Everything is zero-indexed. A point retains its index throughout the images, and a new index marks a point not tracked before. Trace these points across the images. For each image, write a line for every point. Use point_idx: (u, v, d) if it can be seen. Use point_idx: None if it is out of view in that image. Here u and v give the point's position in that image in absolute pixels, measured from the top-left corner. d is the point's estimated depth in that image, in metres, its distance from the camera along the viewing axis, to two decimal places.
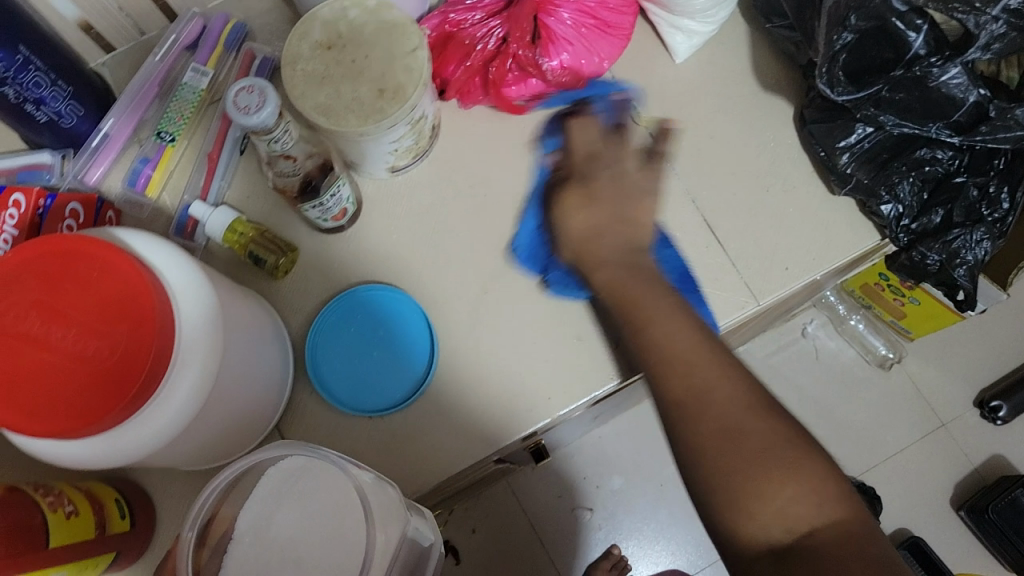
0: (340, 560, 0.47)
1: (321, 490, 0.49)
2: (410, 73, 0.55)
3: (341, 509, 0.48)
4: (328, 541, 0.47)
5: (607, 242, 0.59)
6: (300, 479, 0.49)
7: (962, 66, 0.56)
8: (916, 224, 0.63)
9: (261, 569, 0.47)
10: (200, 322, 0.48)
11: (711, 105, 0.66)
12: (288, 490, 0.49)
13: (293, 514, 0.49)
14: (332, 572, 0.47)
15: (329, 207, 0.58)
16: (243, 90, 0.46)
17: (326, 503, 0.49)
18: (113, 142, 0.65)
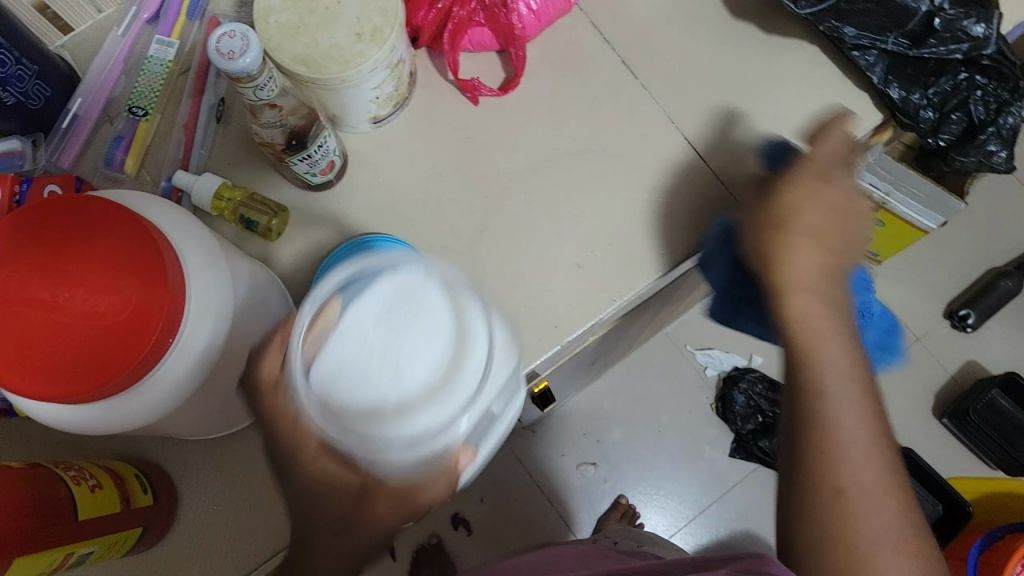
0: (445, 388, 0.43)
1: (425, 307, 0.45)
2: (386, 15, 0.55)
3: (449, 338, 0.44)
4: (438, 359, 0.44)
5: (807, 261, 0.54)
6: (415, 297, 0.45)
7: None
8: (945, 133, 0.69)
9: (365, 367, 0.43)
10: (205, 274, 0.48)
11: (679, 27, 0.67)
12: (402, 303, 0.45)
13: (407, 333, 0.44)
14: (437, 394, 0.42)
15: (317, 158, 0.58)
16: (225, 36, 0.46)
17: (441, 330, 0.44)
18: (84, 123, 0.64)
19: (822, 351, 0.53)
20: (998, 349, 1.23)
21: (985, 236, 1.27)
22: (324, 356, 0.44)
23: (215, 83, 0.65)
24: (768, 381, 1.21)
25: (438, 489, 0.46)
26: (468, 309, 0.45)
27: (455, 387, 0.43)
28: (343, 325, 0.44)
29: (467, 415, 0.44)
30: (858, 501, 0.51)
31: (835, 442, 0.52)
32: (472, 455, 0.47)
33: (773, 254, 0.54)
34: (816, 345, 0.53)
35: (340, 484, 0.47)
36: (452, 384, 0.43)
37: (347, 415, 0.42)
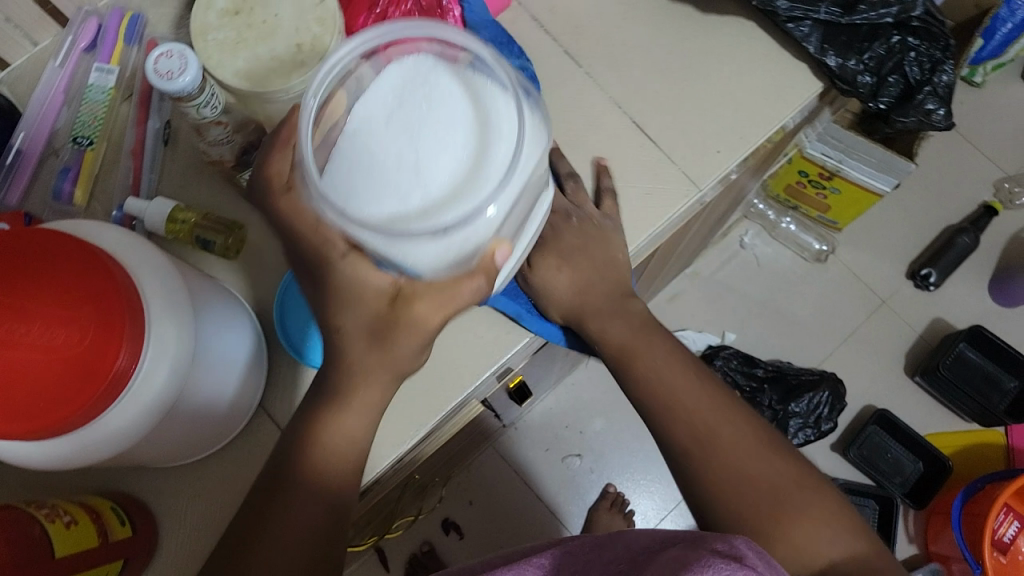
0: (462, 127, 0.43)
1: (440, 92, 0.43)
2: (323, 24, 0.55)
3: (462, 121, 0.43)
4: (450, 140, 0.42)
5: (597, 291, 0.62)
6: (424, 79, 0.44)
7: None
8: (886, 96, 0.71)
9: (375, 159, 0.42)
10: (163, 296, 0.47)
11: (618, 12, 0.68)
12: (412, 82, 0.44)
13: (417, 119, 0.43)
14: (455, 172, 0.42)
15: (265, 168, 0.61)
16: (163, 56, 0.45)
17: (453, 115, 0.43)
18: (28, 157, 0.63)
19: (645, 357, 0.59)
20: (961, 304, 1.26)
21: (938, 195, 1.30)
22: (335, 155, 0.43)
23: (159, 106, 0.65)
24: (743, 356, 1.19)
25: (475, 284, 0.46)
26: (488, 77, 0.44)
27: (480, 184, 0.41)
28: (349, 125, 0.44)
29: (495, 201, 0.42)
30: (719, 459, 0.54)
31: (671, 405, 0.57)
32: (508, 230, 0.46)
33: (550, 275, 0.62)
34: (639, 358, 0.59)
35: (369, 290, 0.47)
36: (476, 181, 0.41)
37: (370, 177, 0.42)
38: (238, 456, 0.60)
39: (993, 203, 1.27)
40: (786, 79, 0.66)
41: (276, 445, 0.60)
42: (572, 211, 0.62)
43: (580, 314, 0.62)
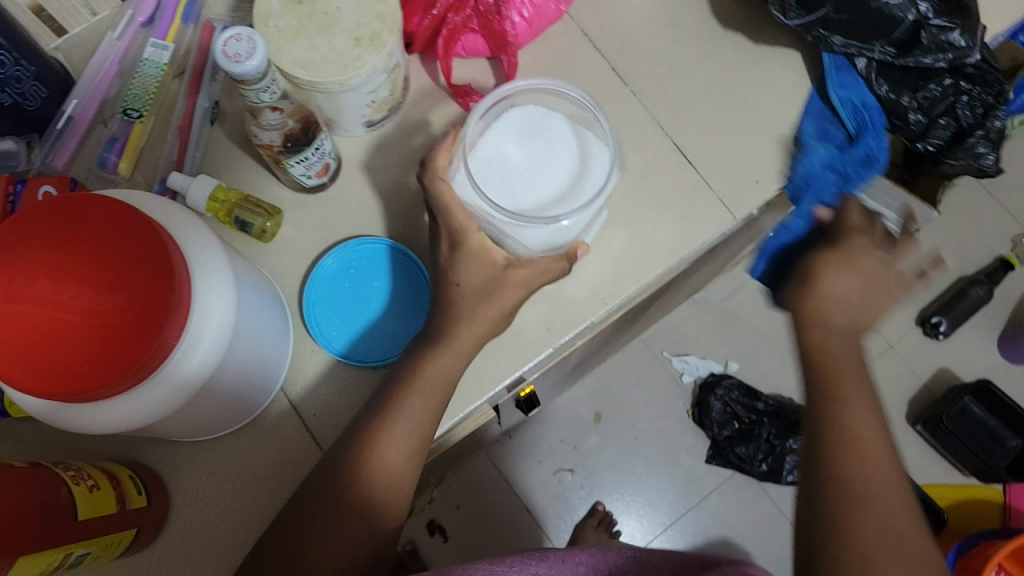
0: (562, 161, 0.55)
1: (562, 133, 0.56)
2: (384, 20, 0.56)
3: (566, 158, 0.55)
4: (551, 170, 0.55)
5: (839, 310, 0.63)
6: (541, 119, 0.56)
7: None
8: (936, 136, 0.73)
9: (492, 172, 0.54)
10: (211, 272, 0.48)
11: (666, 36, 0.69)
12: (536, 121, 0.56)
13: (533, 151, 0.55)
14: (551, 194, 0.54)
15: (314, 160, 0.59)
16: (232, 38, 0.46)
17: (561, 152, 0.55)
18: (78, 124, 0.64)
19: (845, 377, 0.59)
20: (968, 356, 1.26)
21: (956, 245, 1.31)
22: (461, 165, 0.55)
23: (209, 86, 0.66)
24: (744, 387, 1.23)
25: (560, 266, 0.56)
26: (592, 142, 0.56)
27: (568, 203, 0.54)
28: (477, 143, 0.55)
29: (572, 220, 0.53)
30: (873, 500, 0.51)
31: (852, 437, 0.54)
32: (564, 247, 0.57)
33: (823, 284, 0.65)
34: (832, 369, 0.60)
35: (488, 260, 0.56)
36: (565, 200, 0.54)
37: (489, 171, 0.54)
38: (251, 438, 0.60)
39: (1010, 258, 1.27)
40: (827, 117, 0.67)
41: (289, 430, 0.61)
42: (885, 253, 0.67)
43: (859, 320, 0.63)
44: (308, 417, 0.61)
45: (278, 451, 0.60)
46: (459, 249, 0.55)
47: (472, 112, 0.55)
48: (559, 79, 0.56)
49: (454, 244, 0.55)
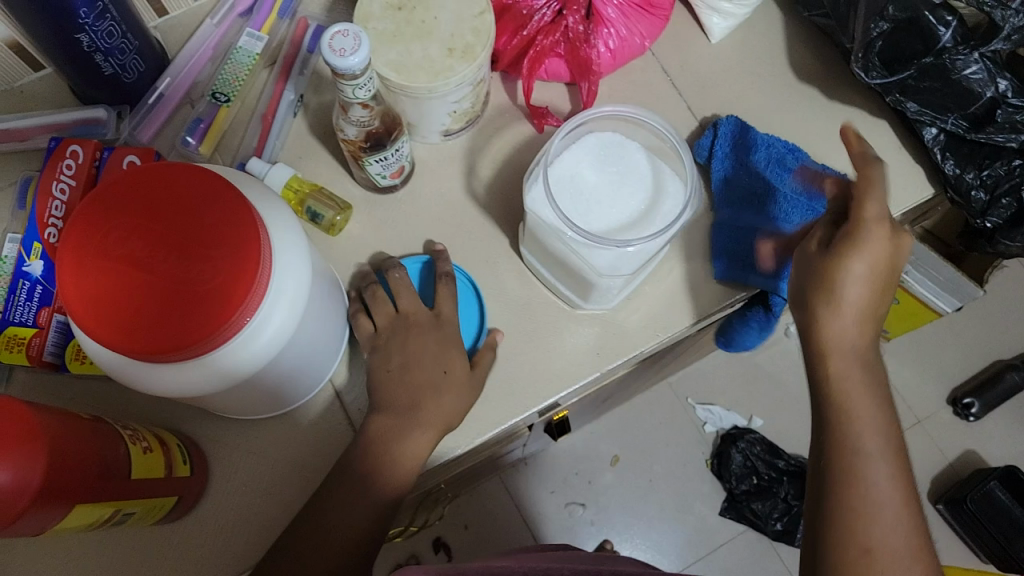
0: (635, 189, 0.56)
1: (637, 165, 0.57)
2: (478, 35, 0.58)
3: (641, 186, 0.56)
4: (624, 197, 0.56)
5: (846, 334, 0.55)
6: (619, 145, 0.57)
7: (982, 60, 0.61)
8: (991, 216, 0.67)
9: (566, 192, 0.55)
10: (291, 254, 0.49)
11: (743, 82, 0.70)
12: (614, 148, 0.57)
13: (608, 175, 0.56)
14: (622, 219, 0.55)
15: (392, 161, 0.60)
16: (339, 34, 0.48)
17: (637, 181, 0.56)
18: (168, 101, 0.66)
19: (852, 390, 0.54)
20: (997, 441, 1.24)
21: (996, 329, 1.29)
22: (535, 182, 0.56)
23: (297, 77, 0.68)
24: (767, 444, 1.21)
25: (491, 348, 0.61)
26: (666, 172, 0.57)
27: (640, 230, 0.55)
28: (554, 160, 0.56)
29: (641, 248, 0.54)
30: (885, 558, 0.48)
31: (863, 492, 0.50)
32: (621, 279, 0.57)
33: (838, 270, 0.53)
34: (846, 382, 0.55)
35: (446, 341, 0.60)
36: (637, 227, 0.55)
37: (564, 191, 0.55)
38: (294, 425, 0.61)
39: None
40: (897, 178, 0.68)
41: (333, 422, 0.62)
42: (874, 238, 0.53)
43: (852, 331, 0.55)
44: (352, 411, 0.62)
45: (318, 441, 0.61)
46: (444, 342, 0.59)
47: (555, 131, 0.56)
48: (642, 109, 0.57)
49: (442, 335, 0.59)
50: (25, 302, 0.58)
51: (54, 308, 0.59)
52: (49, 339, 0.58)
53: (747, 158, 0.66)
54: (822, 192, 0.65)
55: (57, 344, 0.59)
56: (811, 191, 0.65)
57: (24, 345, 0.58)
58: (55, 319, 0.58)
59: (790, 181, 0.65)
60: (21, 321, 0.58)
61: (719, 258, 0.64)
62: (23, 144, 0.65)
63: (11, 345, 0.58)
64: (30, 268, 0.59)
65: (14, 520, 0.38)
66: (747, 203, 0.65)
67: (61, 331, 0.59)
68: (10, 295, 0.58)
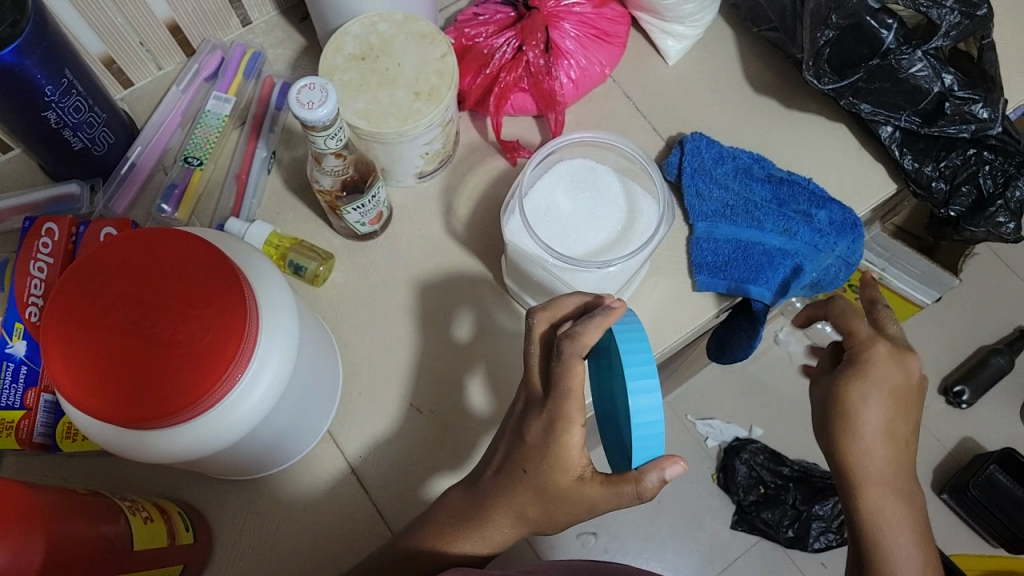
0: (610, 211, 0.57)
1: (609, 187, 0.58)
2: (442, 77, 0.60)
3: (617, 207, 0.57)
4: (600, 220, 0.57)
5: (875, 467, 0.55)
6: (590, 170, 0.58)
7: (925, 56, 0.63)
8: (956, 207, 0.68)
9: (544, 221, 0.56)
10: (276, 308, 0.49)
11: (704, 98, 0.71)
12: (585, 174, 0.58)
13: (583, 200, 0.57)
14: (599, 241, 0.56)
15: (370, 208, 0.61)
16: (305, 88, 0.49)
17: (612, 202, 0.57)
18: (141, 170, 0.67)
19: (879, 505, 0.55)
20: (991, 426, 1.26)
21: (975, 316, 1.32)
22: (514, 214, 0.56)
23: (267, 134, 0.68)
24: (769, 452, 1.22)
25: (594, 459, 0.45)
26: (639, 191, 0.58)
27: (618, 251, 0.56)
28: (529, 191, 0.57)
29: (623, 267, 0.54)
30: None
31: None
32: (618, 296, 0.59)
33: (846, 400, 0.55)
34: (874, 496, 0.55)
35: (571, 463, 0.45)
36: (615, 248, 0.56)
37: (541, 222, 0.56)
38: (297, 480, 0.61)
39: None
40: (863, 177, 0.70)
41: (336, 473, 0.61)
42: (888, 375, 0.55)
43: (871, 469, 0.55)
44: (354, 459, 0.62)
45: (322, 494, 0.61)
46: (555, 435, 0.45)
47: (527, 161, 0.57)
48: (610, 132, 0.58)
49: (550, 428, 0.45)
50: (10, 384, 0.57)
51: (40, 388, 0.58)
52: (37, 420, 0.57)
53: (713, 171, 0.67)
54: (792, 198, 0.67)
55: (46, 425, 0.58)
56: (781, 198, 0.67)
57: (12, 429, 0.57)
58: (44, 399, 0.58)
59: (760, 190, 0.67)
60: (7, 404, 0.57)
61: (700, 271, 0.65)
62: None
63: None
64: (13, 350, 0.58)
65: None
66: (721, 216, 0.66)
67: (49, 411, 0.58)
68: None
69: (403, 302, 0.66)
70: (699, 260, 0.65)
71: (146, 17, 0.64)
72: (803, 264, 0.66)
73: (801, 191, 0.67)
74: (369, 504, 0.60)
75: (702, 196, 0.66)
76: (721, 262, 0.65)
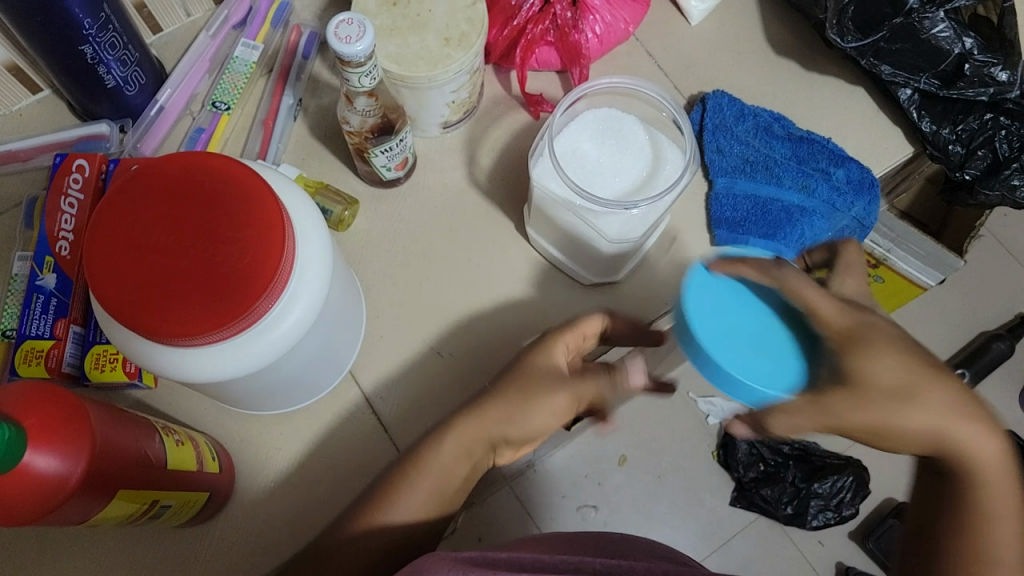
0: (635, 157, 0.58)
1: (634, 136, 0.59)
2: (473, 24, 0.60)
3: (641, 155, 0.58)
4: (624, 166, 0.58)
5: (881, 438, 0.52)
6: (616, 118, 0.59)
7: (947, 18, 0.64)
8: (971, 172, 0.71)
9: (570, 164, 0.57)
10: (312, 235, 0.51)
11: (725, 59, 0.72)
12: (611, 121, 0.59)
13: (609, 146, 0.58)
14: (622, 185, 0.57)
15: (397, 152, 0.62)
16: (343, 22, 0.49)
17: (636, 149, 0.58)
18: (169, 114, 0.67)
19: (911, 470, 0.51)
20: None
21: (977, 302, 1.33)
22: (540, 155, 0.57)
23: (294, 83, 0.69)
24: None
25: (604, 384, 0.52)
26: (665, 140, 0.59)
27: (640, 197, 0.57)
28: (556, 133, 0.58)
29: (646, 211, 0.55)
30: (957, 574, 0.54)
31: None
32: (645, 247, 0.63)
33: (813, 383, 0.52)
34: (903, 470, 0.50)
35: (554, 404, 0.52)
36: (638, 194, 0.57)
37: (568, 166, 0.57)
38: (318, 420, 0.62)
39: None
40: (879, 140, 0.71)
41: (356, 412, 0.62)
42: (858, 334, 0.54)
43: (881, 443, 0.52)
44: (375, 400, 0.63)
45: (344, 433, 0.62)
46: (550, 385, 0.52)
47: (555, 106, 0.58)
48: (638, 80, 0.59)
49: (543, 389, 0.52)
50: (41, 315, 0.59)
51: (70, 320, 0.59)
52: (66, 350, 0.58)
53: (735, 128, 0.68)
54: (811, 155, 0.68)
55: (75, 356, 0.59)
56: (801, 156, 0.68)
57: (42, 358, 0.57)
58: (72, 331, 0.59)
59: (780, 147, 0.68)
60: (38, 334, 0.58)
61: (719, 226, 0.66)
62: (24, 165, 0.66)
63: (29, 359, 0.58)
64: (43, 282, 0.60)
65: (58, 506, 0.40)
66: (741, 172, 0.67)
67: (77, 343, 0.59)
68: (26, 308, 0.59)
69: (425, 250, 0.66)
70: (718, 214, 0.66)
71: None
72: (820, 221, 0.68)
73: (821, 150, 0.68)
74: (389, 444, 0.62)
75: (725, 149, 0.67)
76: (739, 216, 0.66)
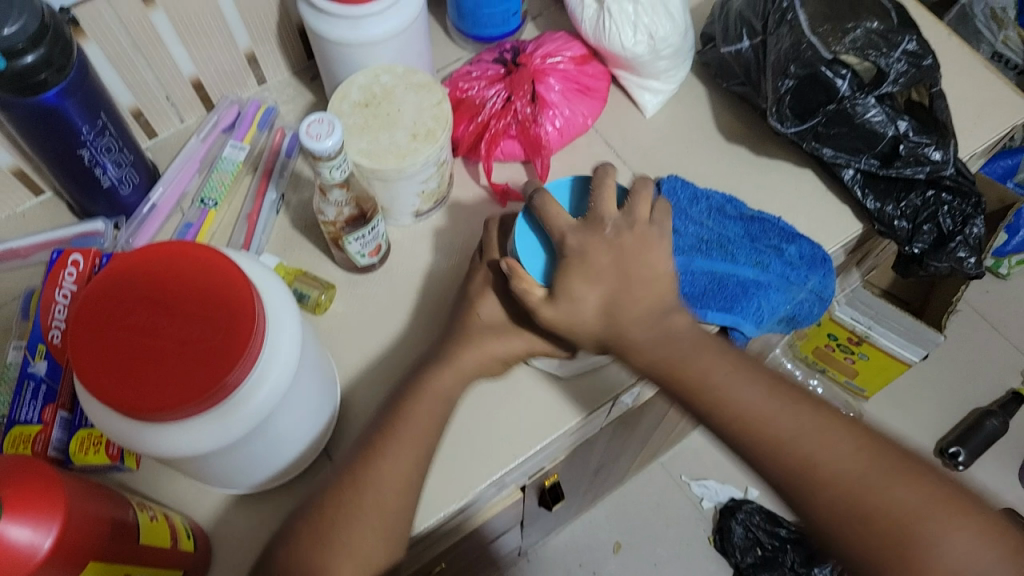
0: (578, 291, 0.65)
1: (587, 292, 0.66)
2: (438, 121, 0.66)
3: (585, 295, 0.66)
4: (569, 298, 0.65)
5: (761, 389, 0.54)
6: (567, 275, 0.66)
7: (879, 105, 0.70)
8: (921, 246, 0.75)
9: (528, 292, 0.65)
10: (285, 317, 0.54)
11: (679, 146, 0.78)
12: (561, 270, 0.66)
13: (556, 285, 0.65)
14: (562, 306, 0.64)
15: (370, 240, 0.66)
16: (314, 122, 0.54)
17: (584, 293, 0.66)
18: (160, 210, 0.72)
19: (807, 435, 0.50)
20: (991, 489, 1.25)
21: (966, 378, 1.34)
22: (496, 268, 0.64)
23: (277, 179, 0.75)
24: (765, 513, 1.21)
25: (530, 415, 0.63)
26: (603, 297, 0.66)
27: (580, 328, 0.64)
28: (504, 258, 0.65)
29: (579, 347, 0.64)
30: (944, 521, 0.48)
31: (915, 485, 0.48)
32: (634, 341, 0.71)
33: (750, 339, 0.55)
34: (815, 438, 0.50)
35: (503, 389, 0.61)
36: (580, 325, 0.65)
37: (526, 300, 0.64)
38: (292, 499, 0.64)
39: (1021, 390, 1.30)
40: (829, 216, 0.75)
41: None
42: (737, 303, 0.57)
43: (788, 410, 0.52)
44: None
45: None
46: None
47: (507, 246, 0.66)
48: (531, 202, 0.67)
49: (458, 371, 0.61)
50: (30, 400, 0.61)
51: (57, 405, 0.62)
52: (53, 434, 0.60)
53: (689, 210, 0.71)
54: (763, 233, 0.71)
55: (61, 440, 0.61)
56: (753, 233, 0.71)
57: (29, 441, 0.59)
58: (59, 416, 0.61)
59: (733, 227, 0.71)
60: (27, 419, 0.61)
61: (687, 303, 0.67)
62: (25, 261, 0.71)
63: (17, 443, 0.60)
64: (35, 369, 0.63)
65: None
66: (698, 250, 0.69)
67: (64, 428, 0.61)
68: (16, 395, 0.61)
69: (399, 330, 0.70)
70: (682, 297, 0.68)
71: (172, 71, 0.72)
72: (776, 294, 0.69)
73: (771, 228, 0.71)
74: None
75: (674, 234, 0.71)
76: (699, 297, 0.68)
